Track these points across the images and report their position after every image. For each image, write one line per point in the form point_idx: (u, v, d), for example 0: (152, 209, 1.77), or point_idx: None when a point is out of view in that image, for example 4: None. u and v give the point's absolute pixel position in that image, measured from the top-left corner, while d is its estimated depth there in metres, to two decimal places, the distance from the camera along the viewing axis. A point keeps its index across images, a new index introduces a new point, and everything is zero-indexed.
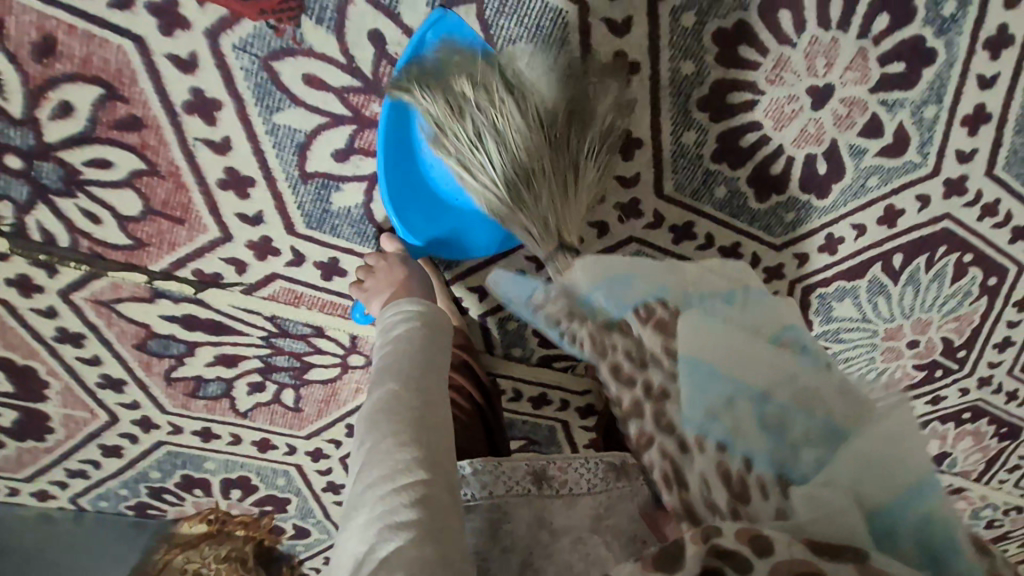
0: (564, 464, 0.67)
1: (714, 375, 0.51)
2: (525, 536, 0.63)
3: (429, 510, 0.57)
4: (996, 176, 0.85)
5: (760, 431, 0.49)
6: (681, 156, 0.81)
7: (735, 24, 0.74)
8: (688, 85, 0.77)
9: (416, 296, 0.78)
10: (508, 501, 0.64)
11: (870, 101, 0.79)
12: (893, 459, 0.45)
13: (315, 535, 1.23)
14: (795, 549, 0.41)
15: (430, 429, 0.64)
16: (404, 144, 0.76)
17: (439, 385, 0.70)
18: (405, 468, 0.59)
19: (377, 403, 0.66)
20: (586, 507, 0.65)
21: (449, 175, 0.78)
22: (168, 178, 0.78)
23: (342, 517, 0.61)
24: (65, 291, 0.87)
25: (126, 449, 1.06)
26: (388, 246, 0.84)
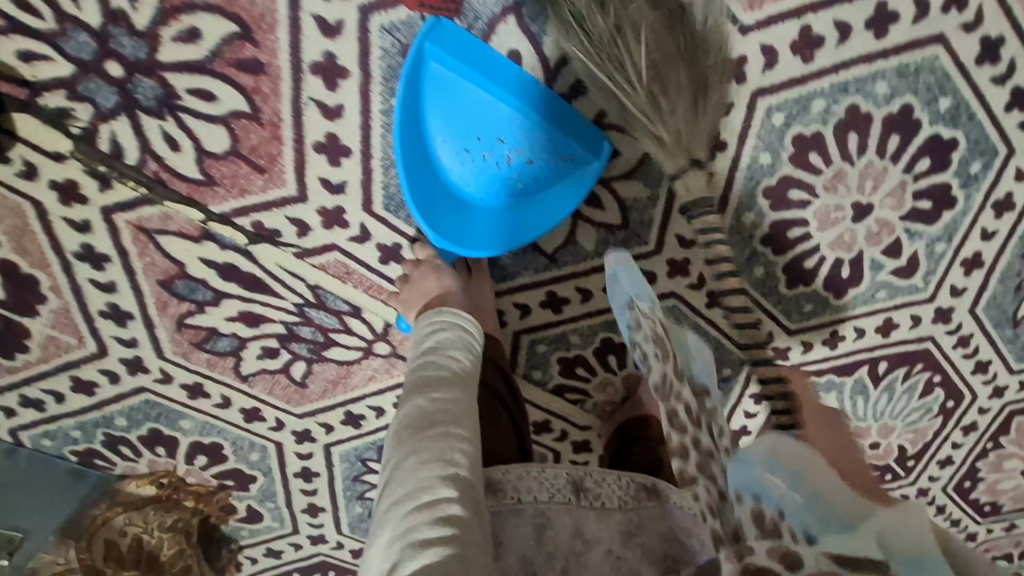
0: (599, 478, 0.72)
1: (761, 461, 0.48)
2: (566, 543, 0.68)
3: (459, 533, 0.55)
4: (976, 314, 0.99)
5: (795, 498, 0.46)
6: (736, 232, 0.91)
7: (813, 133, 0.84)
8: (760, 174, 0.86)
9: (451, 310, 0.80)
10: (550, 508, 0.69)
11: (898, 226, 0.91)
12: (912, 535, 0.44)
13: (267, 521, 1.17)
14: (822, 562, 0.43)
15: (456, 443, 0.62)
16: (420, 150, 0.80)
17: (465, 396, 0.69)
18: (430, 487, 0.58)
19: (404, 416, 0.66)
20: (617, 522, 0.70)
21: (466, 176, 0.83)
22: (267, 127, 0.78)
23: (367, 537, 0.59)
24: (109, 209, 0.82)
25: (101, 388, 0.99)
26: (420, 254, 0.87)
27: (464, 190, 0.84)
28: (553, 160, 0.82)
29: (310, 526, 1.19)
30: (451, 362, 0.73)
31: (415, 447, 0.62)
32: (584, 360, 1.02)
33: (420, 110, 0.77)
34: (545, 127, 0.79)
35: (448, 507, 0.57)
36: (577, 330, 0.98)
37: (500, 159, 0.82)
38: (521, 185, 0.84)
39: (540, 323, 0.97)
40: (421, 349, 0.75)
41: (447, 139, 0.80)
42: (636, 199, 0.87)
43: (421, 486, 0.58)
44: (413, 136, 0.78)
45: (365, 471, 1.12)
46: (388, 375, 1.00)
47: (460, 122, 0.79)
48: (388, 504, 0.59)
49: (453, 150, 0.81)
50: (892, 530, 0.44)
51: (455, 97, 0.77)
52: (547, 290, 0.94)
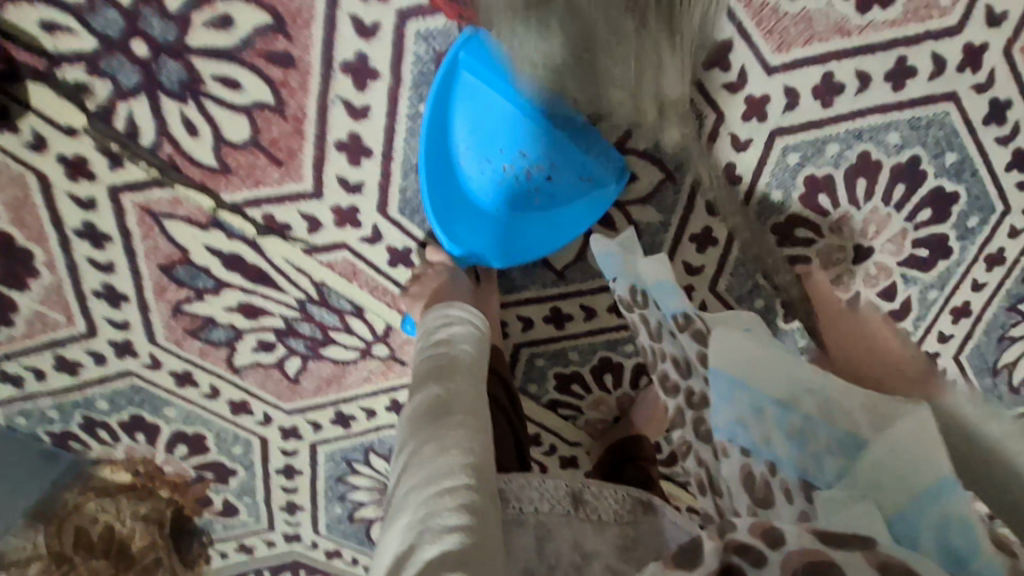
0: (597, 491, 0.79)
1: (735, 387, 0.48)
2: (566, 556, 0.72)
3: (478, 517, 0.56)
4: (959, 361, 1.04)
5: (782, 440, 0.45)
6: (742, 263, 0.93)
7: (824, 175, 0.86)
8: (770, 210, 0.88)
9: (452, 300, 0.82)
10: (550, 519, 0.75)
11: (895, 271, 0.94)
12: (909, 459, 0.40)
13: (243, 517, 1.15)
14: (804, 538, 0.38)
15: (471, 433, 0.65)
16: (442, 156, 0.80)
17: (478, 391, 0.72)
18: (449, 471, 0.59)
19: (419, 406, 0.69)
20: (614, 536, 0.75)
21: (485, 186, 0.82)
22: (290, 121, 0.77)
23: (384, 523, 0.60)
24: (118, 188, 0.81)
25: (85, 369, 0.96)
26: (432, 256, 0.86)
27: (481, 199, 0.84)
28: (574, 180, 0.81)
29: (287, 523, 1.17)
30: (465, 356, 0.75)
31: (432, 435, 0.64)
32: (581, 377, 1.03)
33: (446, 117, 0.77)
34: (568, 148, 0.78)
35: (465, 490, 0.58)
36: (577, 347, 0.99)
37: (520, 172, 0.80)
38: (538, 201, 0.83)
39: (541, 337, 0.98)
40: (430, 342, 0.77)
41: (470, 146, 0.79)
42: (648, 224, 0.88)
43: (439, 472, 0.60)
44: (437, 143, 0.78)
45: (350, 473, 1.11)
46: (384, 377, 0.99)
47: (484, 132, 0.77)
48: (406, 491, 0.61)
49: (474, 158, 0.80)
50: (884, 468, 0.41)
51: (482, 107, 0.76)
52: (552, 305, 0.95)
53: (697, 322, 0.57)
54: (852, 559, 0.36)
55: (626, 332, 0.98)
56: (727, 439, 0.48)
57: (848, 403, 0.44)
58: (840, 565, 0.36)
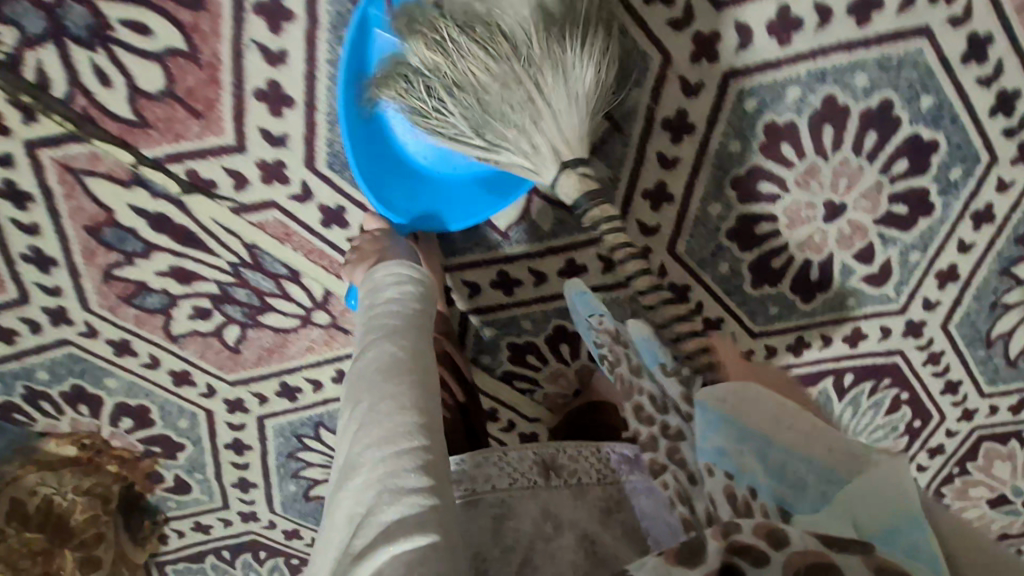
0: (572, 454, 0.74)
1: (722, 419, 0.47)
2: (530, 530, 0.67)
3: (435, 478, 0.54)
4: (947, 330, 0.97)
5: (762, 468, 0.46)
6: (701, 223, 0.86)
7: (786, 123, 0.79)
8: (730, 162, 0.81)
9: (400, 258, 0.77)
10: (513, 495, 0.69)
11: (871, 230, 0.88)
12: (884, 494, 0.42)
13: (196, 494, 1.12)
14: (808, 540, 0.37)
15: (426, 393, 0.62)
16: (372, 125, 0.76)
17: (431, 352, 0.68)
18: (408, 432, 0.56)
19: (374, 364, 0.64)
20: (595, 499, 0.71)
21: (422, 148, 0.78)
22: (205, 69, 0.73)
23: (336, 484, 0.57)
24: (33, 143, 0.77)
25: (21, 337, 0.93)
26: (370, 224, 0.83)
27: (422, 165, 0.79)
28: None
29: (242, 502, 1.13)
30: (420, 315, 0.71)
31: (390, 394, 0.60)
32: (536, 348, 0.99)
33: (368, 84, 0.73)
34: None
35: (423, 453, 0.56)
36: (528, 316, 0.95)
37: None
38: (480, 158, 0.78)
39: (489, 304, 0.93)
40: (381, 300, 0.71)
41: (399, 111, 0.76)
42: None
43: (396, 432, 0.57)
44: (361, 113, 0.74)
45: (301, 449, 1.07)
46: (327, 347, 0.95)
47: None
48: (360, 450, 0.57)
49: (407, 123, 0.76)
50: (866, 499, 0.43)
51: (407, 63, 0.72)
52: (499, 269, 0.90)
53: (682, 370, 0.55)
54: (851, 562, 0.36)
55: None
56: (711, 462, 0.48)
57: (826, 442, 0.45)
58: (841, 566, 0.36)
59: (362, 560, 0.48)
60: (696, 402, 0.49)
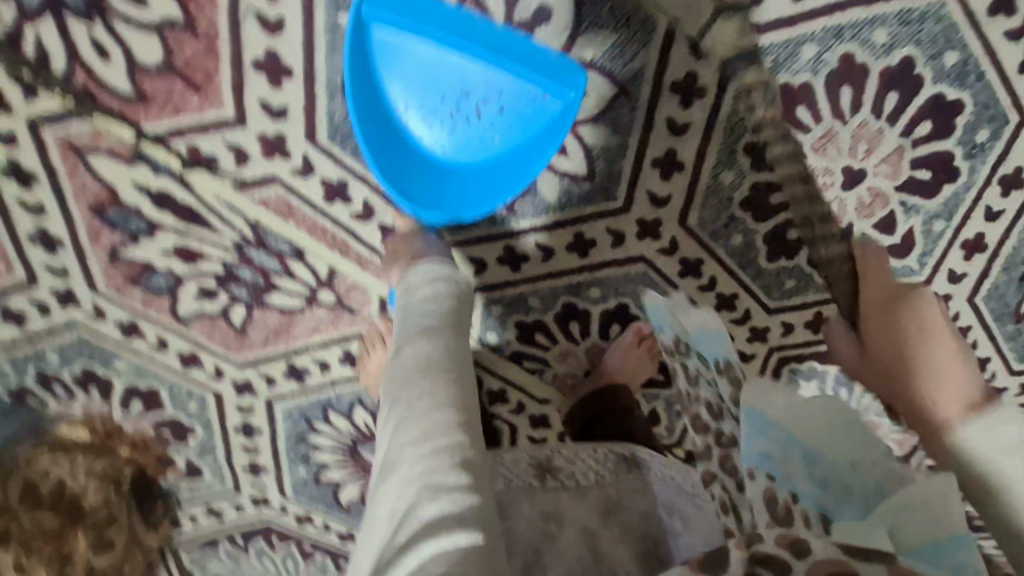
0: (569, 457, 0.78)
1: (770, 427, 0.57)
2: (530, 531, 0.70)
3: (474, 475, 0.53)
4: (975, 304, 0.93)
5: (803, 476, 0.54)
6: (713, 193, 0.83)
7: (801, 84, 0.76)
8: (743, 126, 0.78)
9: (434, 259, 0.76)
10: (509, 496, 0.72)
11: (893, 197, 0.84)
12: (931, 512, 0.50)
13: (208, 479, 1.11)
14: (830, 551, 0.44)
15: (463, 390, 0.61)
16: (383, 122, 0.73)
17: (467, 349, 0.67)
18: (446, 430, 0.55)
19: (409, 360, 0.62)
20: (593, 501, 0.75)
21: (439, 139, 0.76)
22: (203, 40, 0.72)
23: (376, 480, 0.57)
24: (36, 121, 0.77)
25: (31, 320, 0.93)
26: (399, 224, 0.84)
27: (440, 156, 0.77)
28: (527, 102, 0.73)
29: (254, 487, 1.13)
30: (456, 312, 0.69)
31: (426, 390, 0.59)
32: (545, 326, 0.97)
33: (373, 80, 0.71)
34: (508, 67, 0.71)
35: (462, 450, 0.55)
36: (537, 293, 0.93)
37: (472, 114, 0.74)
38: (498, 139, 0.76)
39: (496, 281, 0.91)
40: (415, 298, 0.71)
41: (409, 104, 0.73)
42: (605, 147, 0.79)
43: (433, 429, 0.56)
44: (370, 110, 0.71)
45: (311, 432, 1.06)
46: (333, 327, 0.95)
47: (419, 80, 0.72)
48: (397, 447, 0.56)
49: (420, 115, 0.74)
50: (908, 513, 0.51)
51: (410, 57, 0.70)
52: (505, 244, 0.88)
53: (734, 369, 0.75)
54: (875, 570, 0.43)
55: (589, 275, 0.91)
56: (754, 466, 0.55)
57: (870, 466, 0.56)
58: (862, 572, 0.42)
59: (403, 555, 0.48)
60: (745, 410, 0.59)
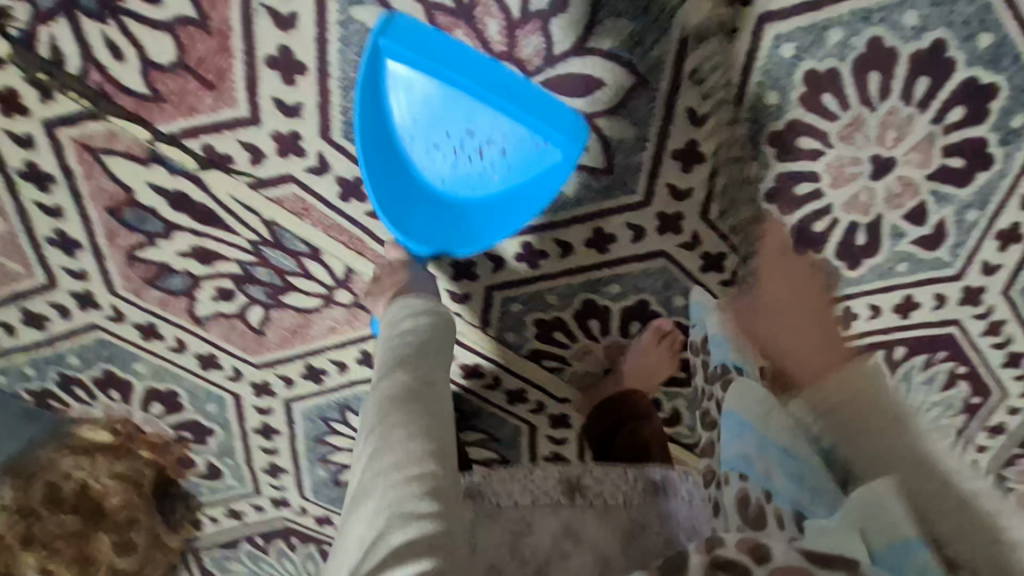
0: (599, 475, 0.77)
1: (745, 425, 0.57)
2: (547, 546, 0.72)
3: (443, 503, 0.56)
4: (1009, 297, 0.89)
5: (782, 476, 0.53)
6: (735, 183, 0.82)
7: (827, 70, 0.73)
8: (767, 115, 0.76)
9: (420, 293, 0.78)
10: (533, 511, 0.75)
11: (923, 186, 0.81)
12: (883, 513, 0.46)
13: (227, 480, 1.11)
14: (793, 556, 0.42)
15: (438, 421, 0.64)
16: (389, 154, 0.75)
17: (445, 384, 0.68)
18: (418, 459, 0.58)
19: (386, 390, 0.65)
20: (617, 522, 0.74)
21: (441, 174, 0.78)
22: (215, 37, 0.71)
23: (348, 506, 0.59)
24: (52, 122, 0.77)
25: (52, 323, 0.94)
26: (393, 254, 0.84)
27: (439, 188, 0.79)
28: (530, 149, 0.74)
29: (273, 487, 1.12)
30: (436, 347, 0.71)
31: (401, 420, 0.61)
32: (563, 324, 0.95)
33: (381, 110, 0.72)
34: (518, 117, 0.71)
35: (433, 478, 0.57)
36: (555, 290, 0.92)
37: (474, 154, 0.75)
38: (498, 178, 0.78)
39: (514, 279, 0.90)
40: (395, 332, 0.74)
41: (414, 136, 0.75)
42: (622, 139, 0.78)
43: (407, 457, 0.58)
44: (375, 140, 0.73)
45: (329, 433, 1.06)
46: (350, 327, 0.94)
47: (426, 117, 0.72)
48: (370, 474, 0.58)
49: (425, 149, 0.75)
50: (864, 514, 0.47)
51: (418, 93, 0.70)
52: (522, 241, 0.86)
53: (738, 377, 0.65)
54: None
55: (610, 272, 0.90)
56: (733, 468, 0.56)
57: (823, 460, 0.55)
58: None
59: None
60: (726, 411, 0.59)
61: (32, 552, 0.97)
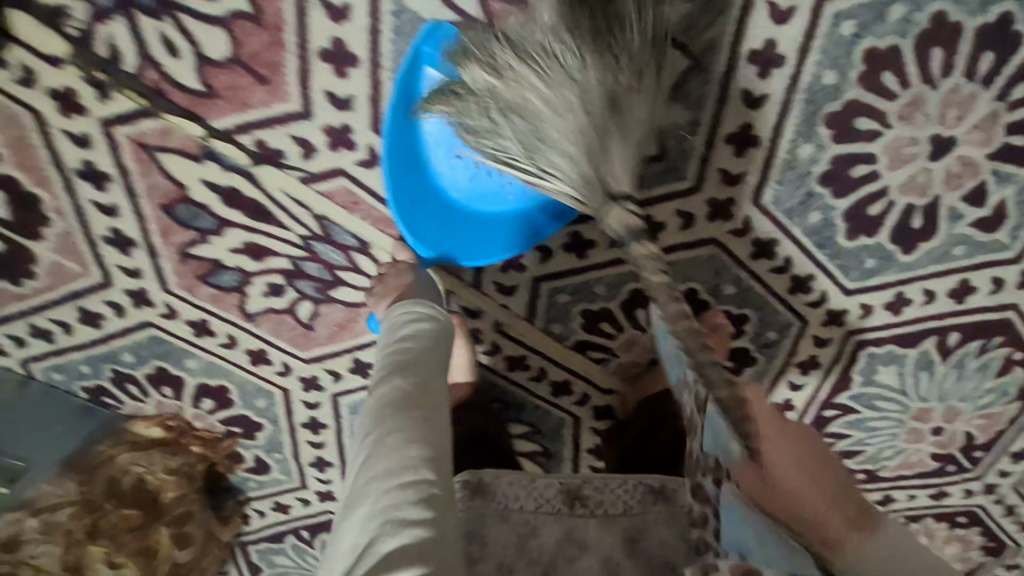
0: (599, 485, 0.76)
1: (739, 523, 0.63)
2: (553, 549, 0.70)
3: (436, 512, 0.55)
4: None
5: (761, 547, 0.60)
6: (790, 168, 0.80)
7: (888, 47, 0.72)
8: (823, 96, 0.75)
9: (421, 298, 0.78)
10: (537, 517, 0.73)
11: (984, 166, 0.79)
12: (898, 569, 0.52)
13: (274, 474, 1.13)
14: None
15: (434, 428, 0.62)
16: (412, 158, 0.76)
17: (443, 390, 0.68)
18: (413, 465, 0.57)
19: (382, 396, 0.64)
20: (619, 529, 0.72)
21: (459, 183, 0.79)
22: (269, 31, 0.72)
23: (339, 513, 0.57)
24: (109, 121, 0.78)
25: (106, 320, 0.95)
26: (399, 255, 0.85)
27: (453, 196, 0.80)
28: None
29: (319, 481, 1.13)
30: (433, 353, 0.71)
31: (397, 426, 0.60)
32: (610, 314, 0.95)
33: (411, 114, 0.74)
34: None
35: (427, 487, 0.56)
36: (602, 280, 0.91)
37: (493, 168, 0.77)
38: (512, 197, 0.79)
39: (562, 270, 0.90)
40: (392, 338, 0.72)
41: (439, 144, 0.77)
42: (675, 125, 0.77)
43: (402, 464, 0.57)
44: (403, 141, 0.75)
45: None
46: None
47: (455, 127, 0.74)
48: (364, 481, 0.57)
49: (447, 157, 0.77)
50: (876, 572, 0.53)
51: None
52: (570, 230, 0.86)
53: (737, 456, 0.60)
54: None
55: None
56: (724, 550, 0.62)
57: None
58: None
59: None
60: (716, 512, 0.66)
61: (98, 544, 0.97)
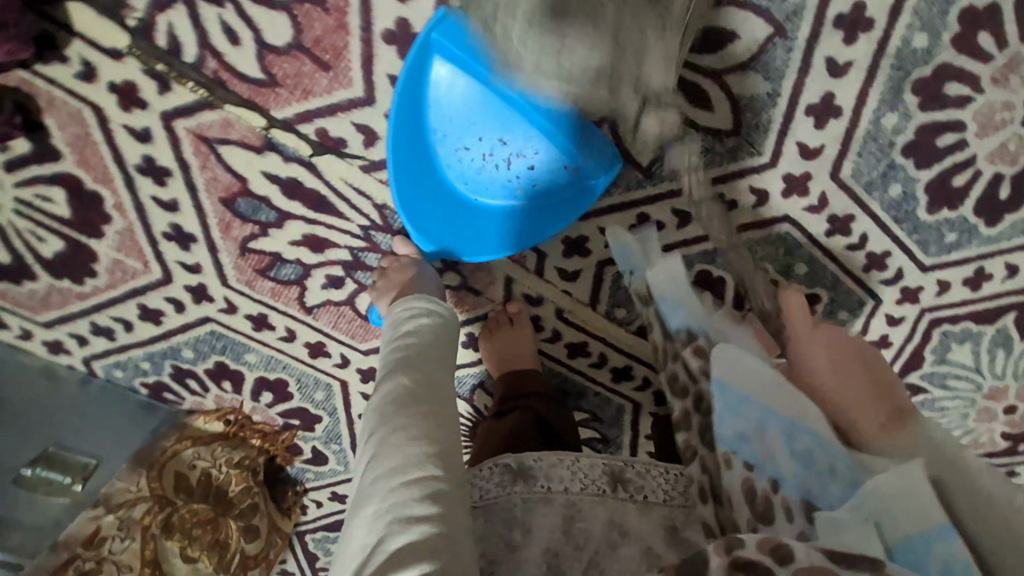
0: (642, 470, 0.72)
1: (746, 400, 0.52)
2: (599, 536, 0.66)
3: (445, 508, 0.51)
4: None
5: (788, 459, 0.48)
6: (872, 138, 0.76)
7: (988, 6, 0.68)
8: (913, 59, 0.71)
9: (422, 294, 0.77)
10: (582, 499, 0.69)
11: None
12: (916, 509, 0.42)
13: (331, 465, 1.12)
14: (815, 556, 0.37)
15: (441, 424, 0.60)
16: (418, 147, 0.78)
17: (447, 386, 0.66)
18: (419, 461, 0.54)
19: (386, 394, 0.62)
20: (660, 517, 0.68)
21: (464, 174, 0.80)
22: (333, 14, 0.71)
23: (346, 514, 0.54)
24: (169, 115, 0.77)
25: (167, 317, 0.95)
26: (399, 249, 0.85)
27: (458, 188, 0.81)
28: (557, 169, 0.77)
29: None
30: (434, 348, 0.69)
31: (401, 423, 0.58)
32: None
33: (419, 103, 0.75)
34: (550, 133, 0.74)
35: (434, 483, 0.53)
36: None
37: (500, 161, 0.78)
38: (519, 190, 0.80)
39: None
40: (396, 334, 0.70)
41: (445, 134, 0.77)
42: (751, 98, 0.75)
43: (406, 462, 0.54)
44: (409, 133, 0.76)
45: None
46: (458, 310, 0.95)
47: (463, 118, 0.75)
48: (370, 481, 0.54)
49: (453, 147, 0.78)
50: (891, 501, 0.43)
51: (459, 91, 0.73)
52: (639, 212, 0.84)
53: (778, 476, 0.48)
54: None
55: None
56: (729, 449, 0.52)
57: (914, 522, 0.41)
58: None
59: None
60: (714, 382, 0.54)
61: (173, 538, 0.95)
